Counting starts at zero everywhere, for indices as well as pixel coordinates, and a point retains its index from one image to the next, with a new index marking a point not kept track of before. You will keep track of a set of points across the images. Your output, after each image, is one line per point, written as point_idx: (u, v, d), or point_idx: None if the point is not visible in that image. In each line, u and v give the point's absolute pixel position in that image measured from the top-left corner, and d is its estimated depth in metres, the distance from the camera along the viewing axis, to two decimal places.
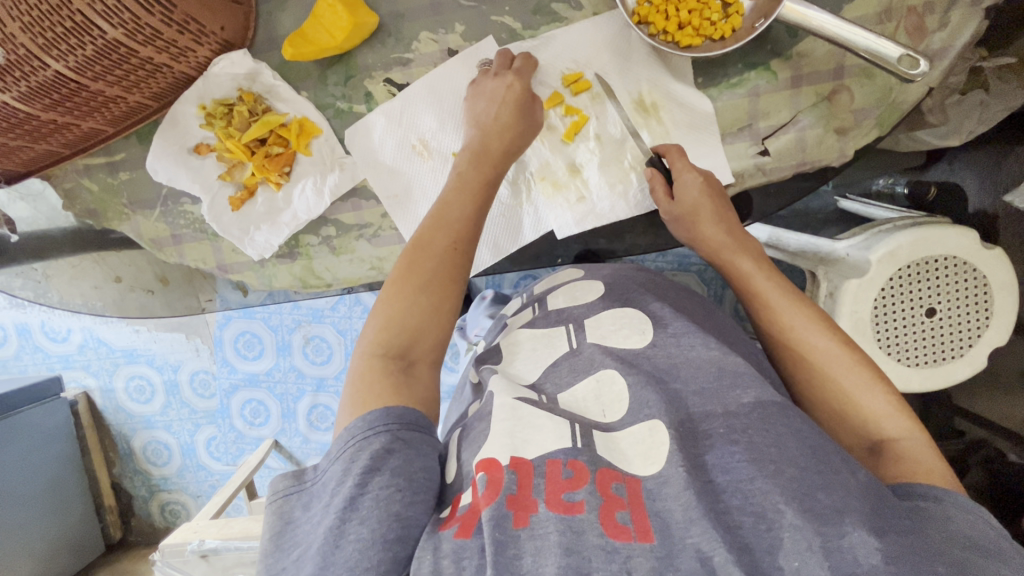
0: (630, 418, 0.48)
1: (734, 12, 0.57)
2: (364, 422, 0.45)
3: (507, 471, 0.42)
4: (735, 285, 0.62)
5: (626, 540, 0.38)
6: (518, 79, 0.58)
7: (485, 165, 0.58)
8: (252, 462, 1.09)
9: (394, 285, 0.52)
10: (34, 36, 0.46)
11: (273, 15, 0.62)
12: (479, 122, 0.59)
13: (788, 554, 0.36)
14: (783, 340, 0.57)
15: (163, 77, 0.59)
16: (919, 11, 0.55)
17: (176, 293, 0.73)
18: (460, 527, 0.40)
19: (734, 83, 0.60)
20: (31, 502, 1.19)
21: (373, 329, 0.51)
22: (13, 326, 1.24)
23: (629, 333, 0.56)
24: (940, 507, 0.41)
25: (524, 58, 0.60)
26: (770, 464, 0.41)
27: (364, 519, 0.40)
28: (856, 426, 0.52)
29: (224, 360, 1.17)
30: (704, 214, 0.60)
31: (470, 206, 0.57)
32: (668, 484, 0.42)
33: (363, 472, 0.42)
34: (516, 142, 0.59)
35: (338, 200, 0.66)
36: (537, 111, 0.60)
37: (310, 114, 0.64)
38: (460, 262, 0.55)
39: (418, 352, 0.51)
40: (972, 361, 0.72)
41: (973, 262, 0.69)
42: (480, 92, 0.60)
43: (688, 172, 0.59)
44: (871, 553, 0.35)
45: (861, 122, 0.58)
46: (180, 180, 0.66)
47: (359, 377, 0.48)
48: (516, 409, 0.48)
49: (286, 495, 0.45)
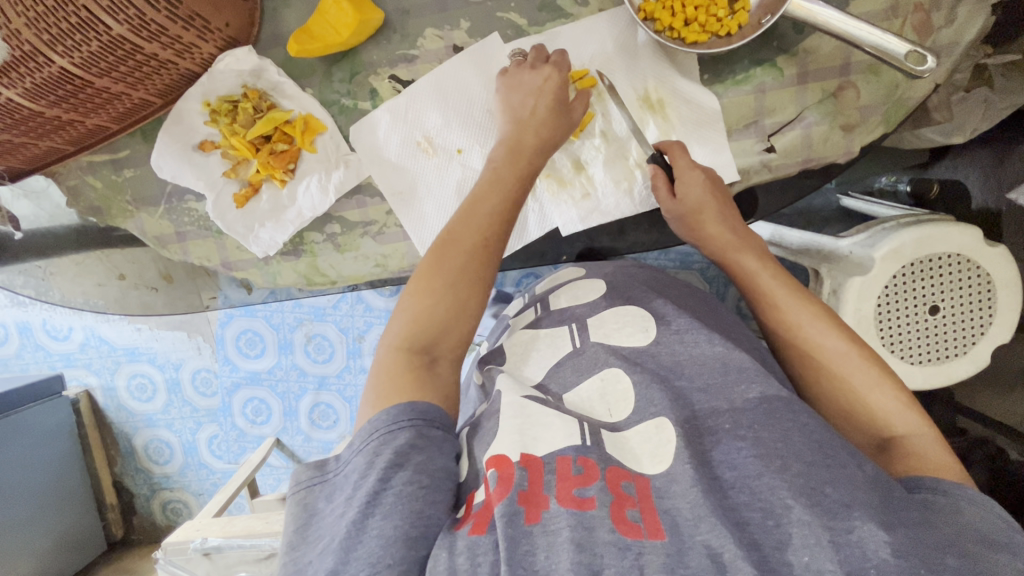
0: (636, 416, 0.48)
1: (740, 8, 0.57)
2: (389, 415, 0.45)
3: (518, 468, 0.42)
4: (740, 283, 0.62)
5: (637, 537, 0.38)
6: (556, 73, 0.59)
7: (522, 160, 0.59)
8: (257, 460, 1.09)
9: (421, 281, 0.53)
10: (39, 32, 0.46)
11: (278, 11, 0.62)
12: (516, 114, 0.59)
13: (796, 549, 0.36)
14: (790, 337, 0.57)
15: (168, 73, 0.58)
16: (926, 8, 0.55)
17: (179, 291, 0.73)
18: (474, 524, 0.40)
19: (739, 80, 0.60)
20: (33, 500, 1.19)
21: (400, 324, 0.51)
22: (14, 324, 1.24)
23: (633, 331, 0.56)
24: (949, 501, 0.41)
25: (560, 53, 0.60)
26: (778, 459, 0.41)
27: (387, 514, 0.40)
28: (864, 422, 0.52)
29: (226, 359, 1.17)
30: (708, 212, 0.60)
31: (501, 203, 0.57)
32: (676, 481, 0.41)
33: (386, 466, 0.42)
34: (553, 136, 0.59)
35: (343, 198, 0.66)
36: (575, 111, 0.60)
37: (315, 111, 0.64)
38: (489, 260, 0.55)
39: (442, 348, 0.51)
40: (975, 358, 0.72)
41: (977, 260, 0.69)
42: (518, 85, 0.59)
43: (690, 171, 0.59)
44: (880, 547, 0.35)
45: (867, 118, 0.57)
46: (184, 177, 0.65)
47: (384, 371, 0.49)
48: (524, 408, 0.48)
49: (309, 486, 0.46)
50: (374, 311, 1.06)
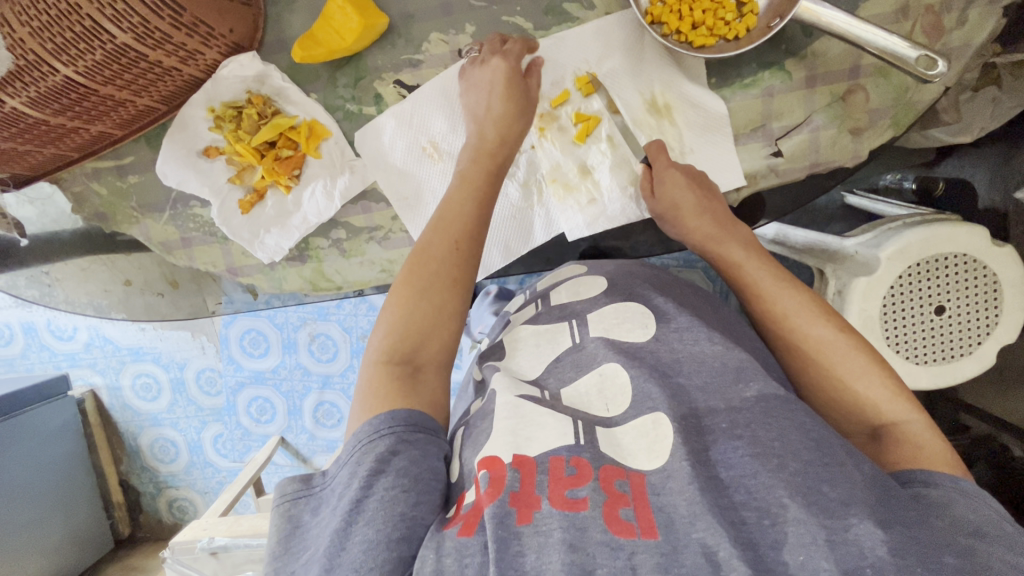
0: (633, 411, 0.48)
1: (749, 11, 0.57)
2: (371, 426, 0.46)
3: (510, 469, 0.42)
4: (724, 270, 0.60)
5: (630, 536, 0.38)
6: (504, 62, 0.58)
7: (481, 158, 0.59)
8: (262, 459, 1.10)
9: (397, 293, 0.53)
10: (43, 41, 0.46)
11: (282, 16, 0.61)
12: (474, 114, 0.60)
13: (792, 548, 0.36)
14: (777, 326, 0.56)
15: (172, 80, 0.58)
16: (937, 9, 0.54)
17: (185, 295, 0.72)
18: (463, 526, 0.40)
19: (746, 84, 0.59)
20: (41, 499, 1.20)
21: (379, 337, 0.52)
22: (19, 324, 1.24)
23: (632, 327, 0.56)
24: (942, 493, 0.42)
25: (515, 41, 0.59)
26: (774, 458, 0.41)
27: (370, 520, 0.40)
28: (853, 412, 0.52)
29: (230, 358, 1.16)
30: (685, 209, 0.59)
31: (468, 204, 0.57)
32: (672, 478, 0.41)
33: (369, 474, 0.42)
34: (513, 125, 0.59)
35: (349, 203, 0.65)
36: (531, 87, 0.60)
37: (320, 117, 0.63)
38: (462, 264, 0.55)
39: (424, 357, 0.51)
40: (980, 359, 0.72)
41: (984, 260, 0.68)
42: (472, 85, 0.60)
43: (668, 171, 0.59)
44: (878, 545, 0.35)
45: (876, 122, 0.57)
46: (189, 183, 0.65)
47: (366, 384, 0.49)
48: (518, 407, 0.48)
49: (295, 498, 0.46)
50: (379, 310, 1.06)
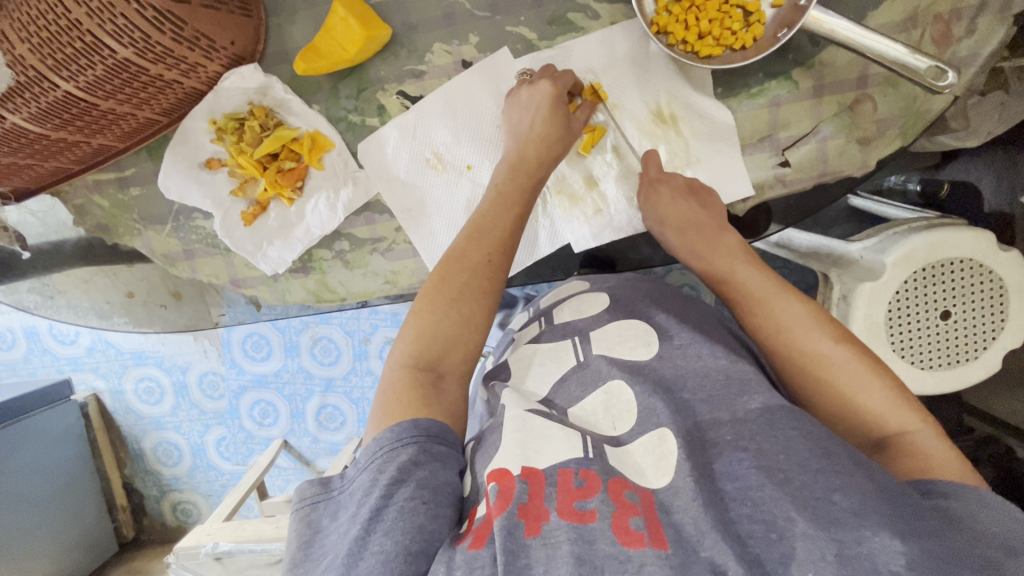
0: (638, 428, 0.48)
1: (755, 21, 0.56)
2: (393, 433, 0.45)
3: (519, 481, 0.42)
4: (720, 287, 0.60)
5: (639, 547, 0.37)
6: (550, 86, 0.58)
7: (521, 174, 0.59)
8: (265, 464, 1.10)
9: (426, 297, 0.54)
10: (43, 57, 0.47)
11: (283, 27, 0.61)
12: (516, 132, 0.59)
13: (799, 563, 0.36)
14: (775, 339, 0.55)
15: (173, 92, 0.57)
16: (946, 18, 0.53)
17: (189, 307, 0.72)
18: (474, 539, 0.40)
19: (753, 93, 0.58)
20: (45, 504, 1.20)
21: (404, 343, 0.52)
22: (21, 329, 1.24)
23: (636, 345, 0.55)
24: (964, 505, 0.40)
25: (566, 71, 0.59)
26: (780, 473, 0.41)
27: (389, 530, 0.40)
28: (858, 424, 0.51)
29: (233, 362, 1.17)
30: (670, 220, 0.60)
31: (506, 218, 0.57)
32: (678, 495, 0.41)
33: (389, 483, 0.42)
34: (556, 150, 0.59)
35: (352, 215, 0.65)
36: (576, 120, 0.60)
37: (322, 128, 0.63)
38: (494, 275, 0.55)
39: (448, 364, 0.51)
40: (986, 363, 0.71)
41: (989, 265, 0.68)
42: (517, 102, 0.59)
43: (657, 189, 0.60)
44: (893, 559, 0.34)
45: (884, 132, 0.57)
46: (191, 196, 0.65)
47: (389, 390, 0.49)
48: (527, 421, 0.48)
49: (314, 503, 0.46)
50: (380, 314, 1.06)
